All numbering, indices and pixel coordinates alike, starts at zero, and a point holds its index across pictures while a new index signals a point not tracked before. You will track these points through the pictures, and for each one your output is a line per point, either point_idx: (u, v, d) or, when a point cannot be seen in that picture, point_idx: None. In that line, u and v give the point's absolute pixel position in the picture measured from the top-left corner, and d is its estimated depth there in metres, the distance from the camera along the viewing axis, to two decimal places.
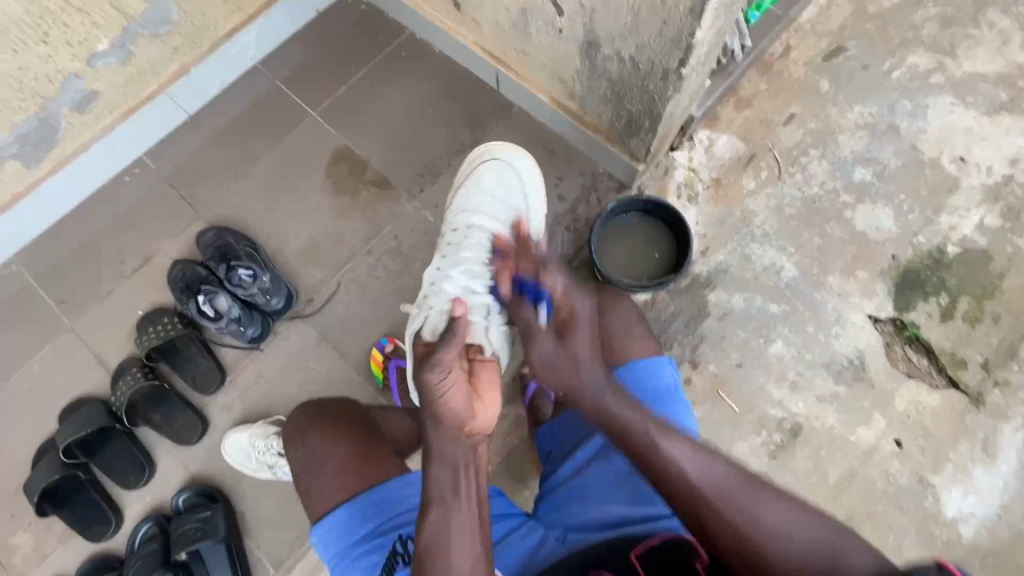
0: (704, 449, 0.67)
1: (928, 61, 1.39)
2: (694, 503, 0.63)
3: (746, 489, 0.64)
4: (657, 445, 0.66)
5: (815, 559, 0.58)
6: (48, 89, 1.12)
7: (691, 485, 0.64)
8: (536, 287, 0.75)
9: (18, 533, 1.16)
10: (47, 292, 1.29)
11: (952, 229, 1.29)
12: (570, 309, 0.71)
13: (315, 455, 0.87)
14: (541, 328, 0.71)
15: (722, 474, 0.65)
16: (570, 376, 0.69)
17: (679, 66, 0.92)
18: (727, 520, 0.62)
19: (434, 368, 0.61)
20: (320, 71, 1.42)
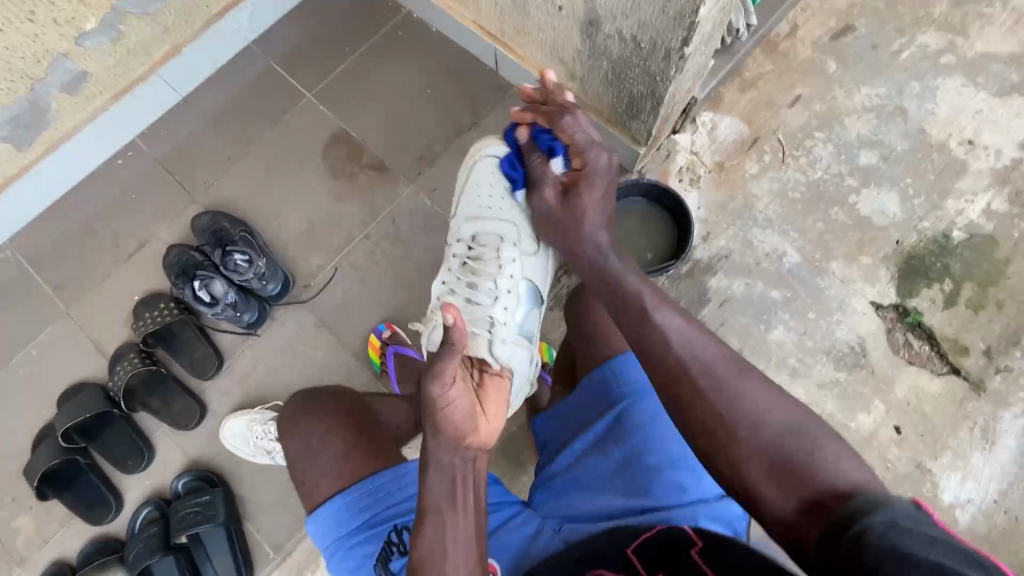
0: (726, 356, 0.65)
1: (939, 41, 1.35)
2: (685, 386, 0.63)
3: (732, 366, 0.63)
4: (649, 315, 0.68)
5: (789, 440, 0.58)
6: (36, 70, 1.09)
7: (682, 364, 0.64)
8: (551, 138, 0.85)
9: (20, 516, 1.17)
10: (43, 278, 1.28)
11: (958, 214, 1.26)
12: (582, 162, 0.81)
13: (307, 447, 0.87)
14: (551, 178, 0.84)
15: (714, 357, 0.64)
16: (573, 237, 0.81)
17: (682, 45, 0.89)
18: (712, 400, 0.61)
19: (436, 383, 0.58)
20: (315, 52, 1.39)
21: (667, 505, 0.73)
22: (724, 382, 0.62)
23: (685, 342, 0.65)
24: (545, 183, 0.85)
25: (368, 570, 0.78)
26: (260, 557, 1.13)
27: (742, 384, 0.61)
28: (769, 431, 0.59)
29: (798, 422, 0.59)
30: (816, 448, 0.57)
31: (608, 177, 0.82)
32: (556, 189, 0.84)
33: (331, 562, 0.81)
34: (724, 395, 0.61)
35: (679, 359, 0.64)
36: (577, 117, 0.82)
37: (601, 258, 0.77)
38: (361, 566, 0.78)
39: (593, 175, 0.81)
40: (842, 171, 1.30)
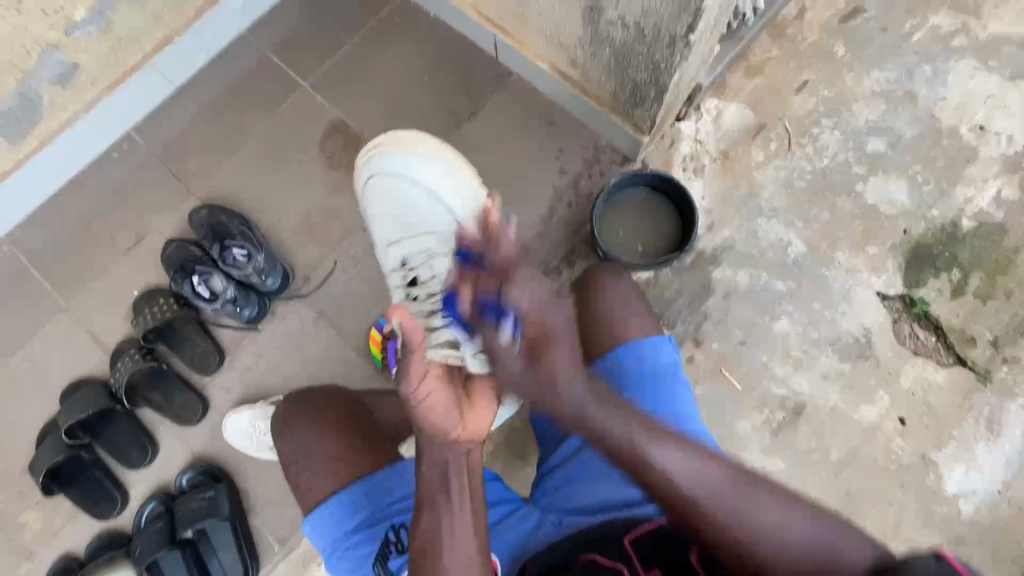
0: (699, 451, 0.61)
1: (951, 22, 1.31)
2: (683, 510, 0.59)
3: (738, 488, 0.59)
4: (645, 454, 0.60)
5: (806, 561, 0.55)
6: (27, 61, 1.07)
7: (678, 491, 0.59)
8: (498, 305, 0.60)
9: (27, 511, 1.18)
10: (41, 273, 1.27)
11: (967, 202, 1.24)
12: (543, 326, 0.60)
13: (302, 449, 0.86)
14: (510, 352, 0.61)
15: (712, 477, 0.59)
16: (546, 392, 0.62)
17: (687, 31, 0.87)
18: (715, 523, 0.57)
19: (405, 380, 0.59)
20: (310, 40, 1.36)
21: None
22: (736, 519, 0.57)
23: (694, 485, 0.59)
24: (502, 358, 0.61)
25: (367, 568, 0.79)
26: (265, 551, 1.14)
27: (753, 513, 0.57)
28: (789, 547, 0.55)
29: (824, 541, 0.56)
30: (836, 556, 0.54)
31: (569, 335, 0.61)
32: (517, 357, 0.61)
33: (330, 561, 0.81)
34: (745, 529, 0.56)
35: (692, 497, 0.58)
36: (530, 278, 0.59)
37: (581, 413, 0.62)
38: (360, 565, 0.79)
39: (559, 339, 0.61)
40: (850, 159, 1.28)
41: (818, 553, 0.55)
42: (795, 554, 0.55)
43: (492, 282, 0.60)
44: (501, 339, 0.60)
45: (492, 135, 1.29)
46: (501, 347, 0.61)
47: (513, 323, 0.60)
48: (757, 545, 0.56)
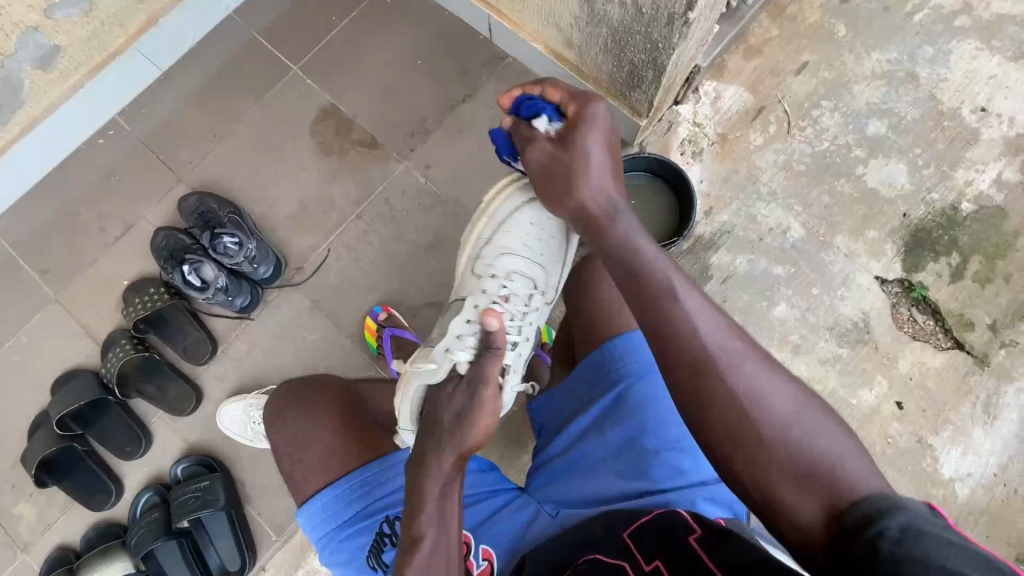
0: (723, 317, 0.57)
1: (954, 1, 1.29)
2: (694, 368, 0.54)
3: (752, 357, 0.54)
4: (674, 291, 0.58)
5: (805, 460, 0.49)
6: (5, 45, 1.02)
7: (696, 338, 0.55)
8: (537, 102, 0.73)
9: (20, 502, 1.17)
10: (28, 263, 1.25)
11: (967, 185, 1.23)
12: (580, 108, 0.70)
13: (293, 441, 0.85)
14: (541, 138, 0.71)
15: (732, 338, 0.55)
16: (570, 196, 0.69)
17: (686, 10, 0.84)
18: (722, 386, 0.53)
19: (489, 389, 0.66)
20: (300, 21, 1.33)
21: (666, 488, 0.73)
22: (735, 373, 0.53)
23: (702, 338, 0.55)
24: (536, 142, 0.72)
25: (362, 560, 0.79)
26: (262, 540, 1.14)
27: (749, 372, 0.53)
28: (789, 429, 0.50)
29: (826, 445, 0.49)
30: (834, 457, 0.48)
31: (603, 153, 0.69)
32: (573, 210, 0.69)
33: (324, 554, 0.81)
34: (739, 384, 0.53)
35: (693, 345, 0.55)
36: (598, 107, 0.70)
37: (624, 236, 0.65)
38: (353, 558, 0.79)
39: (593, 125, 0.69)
40: (850, 142, 1.26)
41: (826, 457, 0.48)
42: (788, 443, 0.50)
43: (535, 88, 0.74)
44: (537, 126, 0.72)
45: (487, 118, 1.27)
46: (546, 133, 0.72)
47: (553, 116, 0.73)
48: (750, 421, 0.52)
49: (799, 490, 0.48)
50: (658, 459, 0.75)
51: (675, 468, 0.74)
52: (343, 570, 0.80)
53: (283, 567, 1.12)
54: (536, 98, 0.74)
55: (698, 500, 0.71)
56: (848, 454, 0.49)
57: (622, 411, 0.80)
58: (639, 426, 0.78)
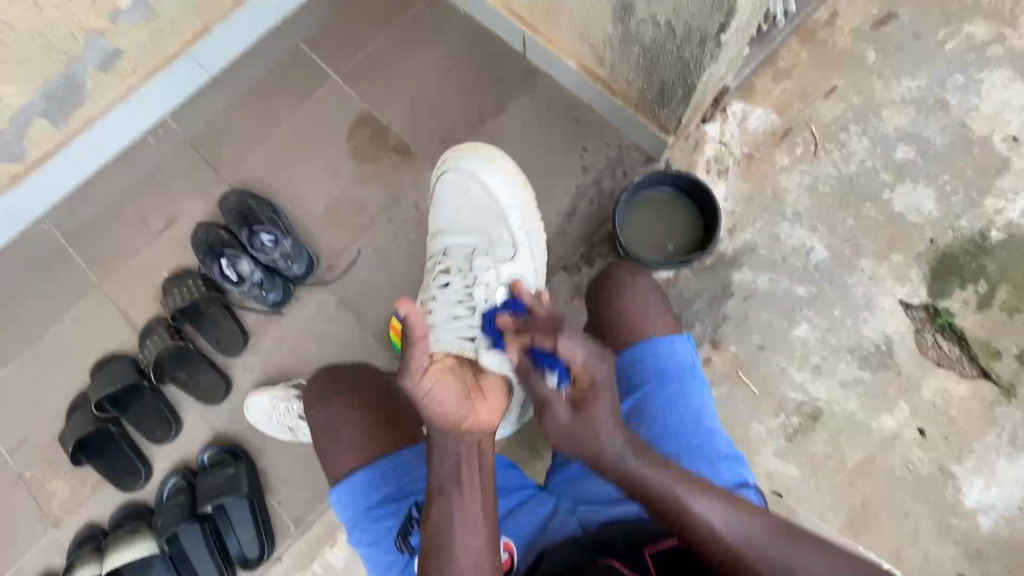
0: (735, 504, 0.65)
1: (987, 31, 1.30)
2: (724, 554, 0.62)
3: (778, 539, 0.63)
4: (685, 504, 0.63)
5: None
6: (72, 45, 1.11)
7: (720, 538, 0.62)
8: (549, 358, 0.64)
9: (55, 480, 1.22)
10: (76, 251, 1.32)
11: (997, 213, 1.22)
12: (589, 378, 0.64)
13: (331, 420, 0.87)
14: (556, 396, 0.65)
15: (751, 528, 0.63)
16: (591, 445, 0.65)
17: (719, 31, 0.87)
18: (739, 566, 0.61)
19: (407, 377, 0.63)
20: (343, 33, 1.39)
21: None
22: (756, 556, 0.62)
23: (742, 541, 0.62)
24: (547, 402, 0.66)
25: (389, 542, 0.80)
26: (280, 529, 1.17)
27: (766, 547, 0.62)
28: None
29: (836, 574, 0.60)
30: None
31: (612, 401, 0.66)
32: (567, 404, 0.65)
33: (353, 534, 0.82)
34: (767, 568, 0.61)
35: (725, 545, 0.62)
36: (575, 340, 0.63)
37: (622, 464, 0.65)
38: (381, 539, 0.80)
39: (602, 389, 0.65)
40: (877, 166, 1.26)
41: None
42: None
43: (546, 339, 0.64)
44: (545, 385, 0.65)
45: (518, 131, 1.31)
46: (549, 396, 0.66)
47: (562, 375, 0.65)
48: (764, 562, 0.61)
49: None
50: (675, 466, 0.76)
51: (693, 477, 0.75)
52: (370, 550, 0.81)
53: (300, 559, 1.15)
54: (551, 353, 0.64)
55: None
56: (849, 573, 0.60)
57: (643, 418, 0.80)
58: (660, 434, 0.79)
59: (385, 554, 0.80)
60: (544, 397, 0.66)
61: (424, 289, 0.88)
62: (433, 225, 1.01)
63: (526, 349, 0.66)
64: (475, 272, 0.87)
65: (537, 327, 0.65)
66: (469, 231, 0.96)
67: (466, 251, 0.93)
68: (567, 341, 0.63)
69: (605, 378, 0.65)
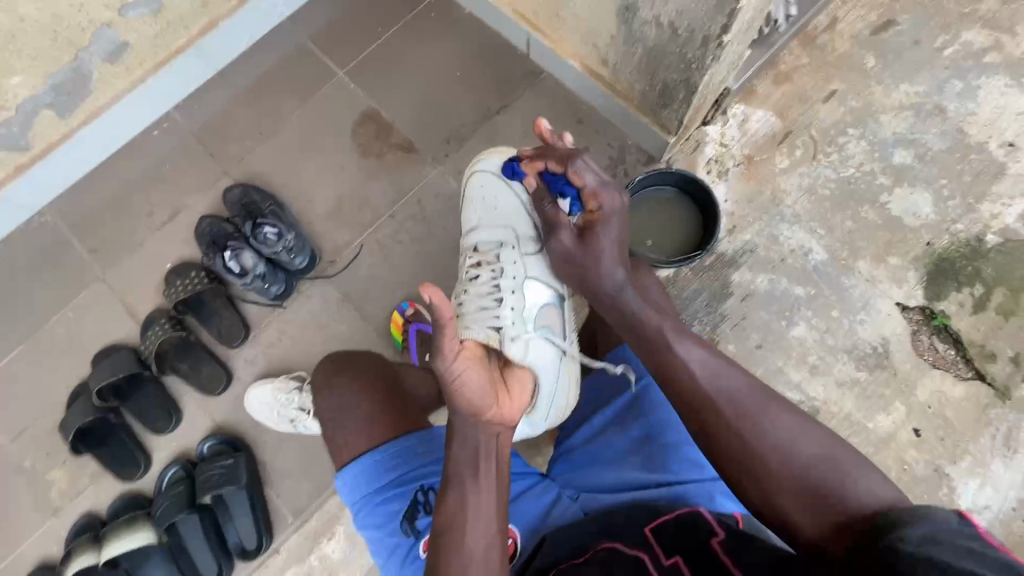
0: (717, 354, 0.68)
1: (984, 39, 1.32)
2: (698, 405, 0.64)
3: (757, 395, 0.63)
4: (669, 345, 0.69)
5: (818, 467, 0.58)
6: (81, 38, 1.12)
7: (703, 390, 0.65)
8: (561, 182, 0.75)
9: (54, 469, 1.22)
10: (80, 242, 1.32)
11: (993, 218, 1.24)
12: (599, 204, 0.74)
13: (338, 404, 0.88)
14: (563, 222, 0.77)
15: (739, 383, 0.64)
16: (592, 270, 0.76)
17: (721, 32, 0.89)
18: (728, 419, 0.62)
19: (441, 360, 0.61)
20: (349, 31, 1.40)
21: (681, 480, 0.74)
22: (753, 416, 0.62)
23: (719, 393, 0.64)
24: (557, 227, 0.77)
25: (394, 525, 0.80)
26: (279, 521, 1.17)
27: (758, 413, 0.62)
28: (800, 458, 0.58)
29: (829, 451, 0.59)
30: (839, 471, 0.57)
31: (621, 222, 0.75)
32: (573, 231, 0.77)
33: (358, 517, 0.83)
34: (750, 429, 0.61)
35: (706, 394, 0.64)
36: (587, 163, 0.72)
37: (620, 295, 0.75)
38: (386, 522, 0.81)
39: (609, 220, 0.74)
40: (876, 169, 1.28)
41: (829, 465, 0.58)
42: (803, 467, 0.58)
43: (558, 167, 0.74)
44: (561, 208, 0.77)
45: (521, 129, 1.32)
46: (559, 218, 0.77)
47: (575, 201, 0.76)
48: (768, 453, 0.59)
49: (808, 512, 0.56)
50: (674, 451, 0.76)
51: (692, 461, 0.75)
52: (374, 533, 0.81)
53: (297, 551, 1.15)
54: (563, 177, 0.75)
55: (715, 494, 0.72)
56: (843, 460, 0.58)
57: (642, 406, 0.81)
58: (657, 420, 0.79)
59: (389, 537, 0.80)
60: (554, 218, 0.77)
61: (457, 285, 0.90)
62: (465, 223, 1.01)
63: (540, 173, 0.79)
64: (501, 263, 0.89)
65: (546, 152, 0.76)
66: (495, 226, 0.96)
67: (495, 246, 0.94)
68: (581, 163, 0.72)
69: (617, 209, 0.75)
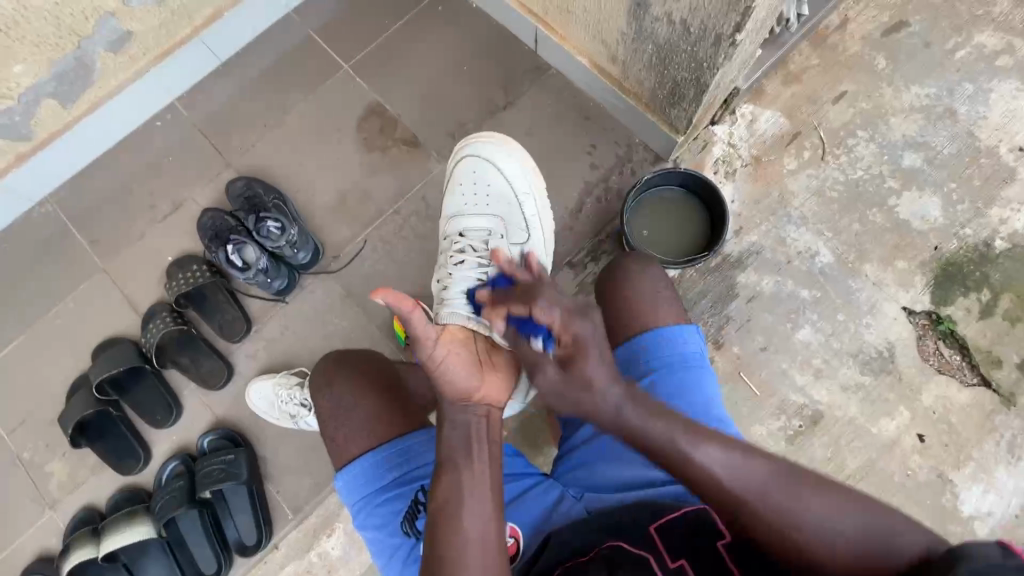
0: (735, 446, 0.64)
1: (996, 42, 1.30)
2: (731, 502, 0.62)
3: (785, 484, 0.62)
4: (690, 456, 0.63)
5: (862, 544, 0.58)
6: (84, 27, 1.10)
7: (724, 486, 0.62)
8: (528, 322, 0.64)
9: (53, 461, 1.22)
10: (81, 233, 1.31)
11: (1002, 223, 1.23)
12: (573, 336, 0.62)
13: (339, 403, 0.88)
14: (546, 361, 0.64)
15: (761, 475, 0.62)
16: (587, 401, 0.66)
17: (734, 31, 0.87)
18: (764, 520, 0.60)
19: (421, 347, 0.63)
20: (355, 23, 1.39)
21: None
22: (788, 511, 0.60)
23: (751, 493, 0.61)
24: (541, 364, 0.65)
25: (394, 526, 0.80)
26: (278, 517, 1.17)
27: (796, 499, 0.61)
28: (845, 537, 0.58)
29: (870, 527, 0.59)
30: (889, 539, 0.57)
31: (603, 341, 0.65)
32: (552, 365, 0.64)
33: (358, 517, 0.83)
34: (790, 524, 0.60)
35: (739, 497, 0.61)
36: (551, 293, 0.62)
37: (618, 412, 0.65)
38: (387, 523, 0.80)
39: (589, 346, 0.63)
40: (884, 172, 1.27)
41: (880, 539, 0.58)
42: (855, 563, 0.57)
43: (522, 307, 0.62)
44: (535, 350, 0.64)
45: (527, 126, 1.31)
46: (539, 359, 0.65)
47: (548, 338, 0.63)
48: (802, 533, 0.59)
49: None
50: None
51: None
52: (375, 534, 0.81)
53: (296, 546, 1.15)
54: (530, 319, 0.63)
55: None
56: (878, 516, 0.59)
57: None
58: None
59: (390, 538, 0.80)
60: None
61: (441, 269, 0.91)
62: (445, 212, 1.04)
63: (508, 319, 0.64)
64: (487, 249, 0.92)
65: (512, 299, 0.64)
66: (481, 214, 1.00)
67: (483, 233, 0.97)
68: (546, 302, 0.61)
69: (592, 335, 0.63)
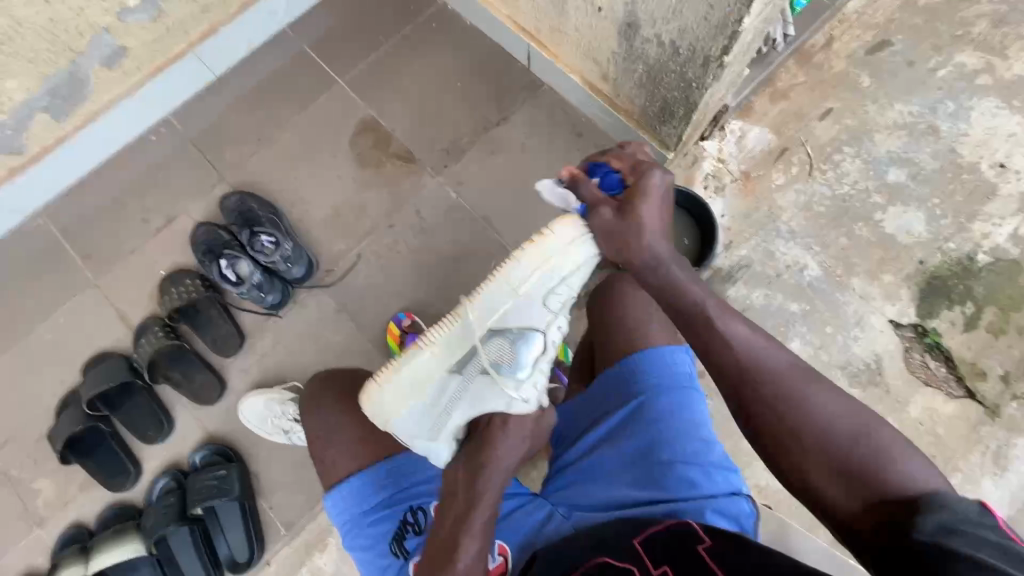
0: (768, 338, 0.64)
1: (976, 61, 1.34)
2: (739, 376, 0.62)
3: (799, 370, 0.61)
4: (712, 321, 0.65)
5: (859, 446, 0.56)
6: (79, 43, 1.10)
7: (739, 361, 0.62)
8: (606, 169, 0.75)
9: (41, 477, 1.20)
10: (73, 247, 1.31)
11: (984, 237, 1.26)
12: (640, 177, 0.71)
13: (326, 424, 0.88)
14: (604, 199, 0.72)
15: (784, 360, 0.62)
16: (629, 236, 0.69)
17: (721, 53, 0.90)
18: (763, 392, 0.60)
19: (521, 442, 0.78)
20: (350, 40, 1.40)
21: (677, 499, 0.74)
22: (793, 391, 0.60)
23: (753, 363, 0.62)
24: (597, 202, 0.72)
25: (383, 547, 0.80)
26: (270, 533, 1.16)
27: (803, 384, 0.60)
28: (836, 424, 0.58)
29: (874, 442, 0.56)
30: (885, 458, 0.55)
31: (665, 193, 0.70)
32: (614, 205, 0.70)
33: (347, 538, 0.83)
34: (795, 409, 0.59)
35: (737, 359, 0.62)
36: (644, 162, 0.71)
37: (657, 261, 0.68)
38: (376, 544, 0.80)
39: (651, 198, 0.69)
40: (870, 187, 1.30)
41: (869, 443, 0.56)
42: (837, 438, 0.57)
43: (618, 161, 0.75)
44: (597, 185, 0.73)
45: (520, 141, 1.32)
46: (597, 199, 0.72)
47: (614, 179, 0.73)
48: (804, 430, 0.58)
49: (839, 485, 0.56)
50: (670, 470, 0.76)
51: (687, 480, 0.75)
52: (363, 555, 0.81)
53: (288, 563, 1.14)
54: (607, 165, 0.75)
55: (706, 512, 0.73)
56: (890, 442, 0.56)
57: (638, 421, 0.81)
58: (655, 437, 0.79)
59: (378, 560, 0.80)
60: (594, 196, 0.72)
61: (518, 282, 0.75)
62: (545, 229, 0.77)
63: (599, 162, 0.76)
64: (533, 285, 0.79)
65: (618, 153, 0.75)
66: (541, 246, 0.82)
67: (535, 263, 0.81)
68: (645, 170, 0.71)
69: (660, 182, 0.70)
